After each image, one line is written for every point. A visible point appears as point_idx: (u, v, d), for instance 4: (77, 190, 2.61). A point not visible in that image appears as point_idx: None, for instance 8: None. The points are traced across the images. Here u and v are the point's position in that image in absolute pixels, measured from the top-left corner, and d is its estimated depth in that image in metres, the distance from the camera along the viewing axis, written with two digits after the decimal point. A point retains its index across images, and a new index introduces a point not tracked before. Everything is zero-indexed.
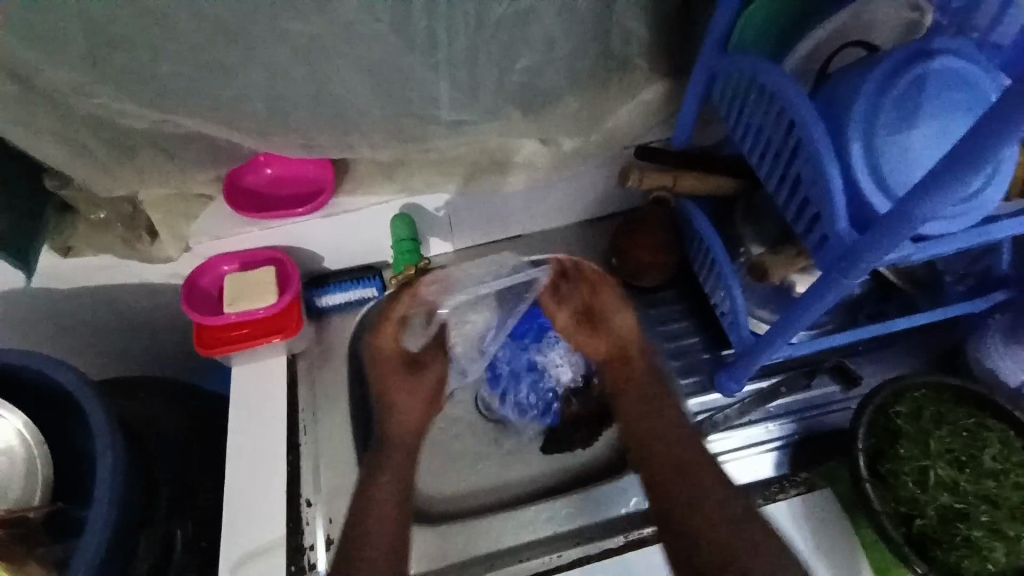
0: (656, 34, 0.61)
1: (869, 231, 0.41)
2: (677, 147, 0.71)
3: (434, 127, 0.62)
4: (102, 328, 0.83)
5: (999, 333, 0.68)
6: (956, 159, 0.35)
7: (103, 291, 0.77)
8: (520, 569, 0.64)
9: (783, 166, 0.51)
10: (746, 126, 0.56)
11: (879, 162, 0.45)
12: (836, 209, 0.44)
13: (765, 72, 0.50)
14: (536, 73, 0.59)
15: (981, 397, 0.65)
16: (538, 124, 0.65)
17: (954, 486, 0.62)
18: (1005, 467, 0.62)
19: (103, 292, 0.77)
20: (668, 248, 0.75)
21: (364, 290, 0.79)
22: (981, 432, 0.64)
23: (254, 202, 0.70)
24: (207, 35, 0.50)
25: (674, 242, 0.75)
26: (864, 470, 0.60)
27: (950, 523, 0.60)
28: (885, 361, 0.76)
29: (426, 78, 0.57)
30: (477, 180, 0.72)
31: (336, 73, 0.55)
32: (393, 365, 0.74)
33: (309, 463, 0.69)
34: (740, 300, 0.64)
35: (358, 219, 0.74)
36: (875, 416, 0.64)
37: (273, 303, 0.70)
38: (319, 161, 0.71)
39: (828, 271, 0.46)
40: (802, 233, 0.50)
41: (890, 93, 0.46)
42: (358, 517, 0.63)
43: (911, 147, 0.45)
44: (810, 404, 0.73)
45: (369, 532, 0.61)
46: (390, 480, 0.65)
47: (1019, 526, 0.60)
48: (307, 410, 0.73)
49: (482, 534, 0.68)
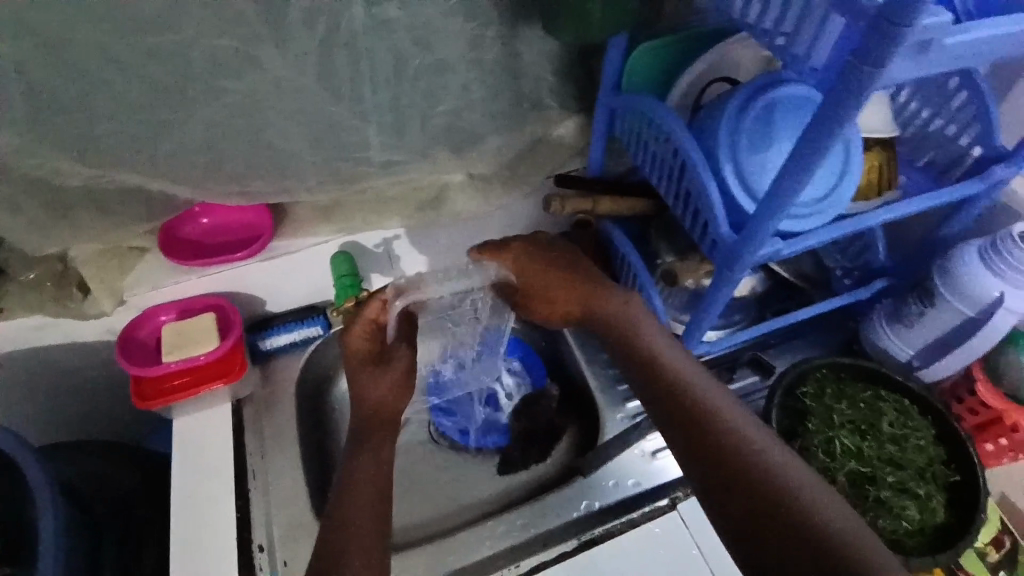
0: (563, 78, 0.69)
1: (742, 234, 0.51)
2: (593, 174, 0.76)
3: (367, 168, 0.66)
4: (29, 395, 0.80)
5: (884, 317, 0.80)
6: (790, 172, 0.46)
7: (32, 353, 0.75)
8: None
9: (676, 185, 0.60)
10: (644, 152, 0.65)
11: (746, 177, 0.54)
12: (717, 218, 0.54)
13: (653, 108, 0.59)
14: (457, 115, 0.65)
15: (874, 374, 0.79)
16: (466, 160, 0.71)
17: (861, 453, 0.75)
18: (902, 432, 0.75)
19: (31, 355, 0.75)
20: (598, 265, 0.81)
21: (308, 329, 0.78)
22: (877, 403, 0.77)
23: (192, 250, 0.71)
24: (146, 93, 0.52)
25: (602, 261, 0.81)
26: None
27: (862, 486, 0.73)
28: (794, 350, 0.89)
29: (356, 125, 0.61)
30: (413, 216, 0.76)
31: (273, 124, 0.58)
32: (362, 362, 0.70)
33: (262, 505, 0.69)
34: (661, 310, 0.73)
35: (299, 259, 0.76)
36: (786, 399, 0.77)
37: (214, 348, 0.69)
38: (257, 208, 0.73)
39: (720, 269, 0.56)
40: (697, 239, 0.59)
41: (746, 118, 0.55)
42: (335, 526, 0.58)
43: (768, 163, 0.55)
44: (735, 395, 0.83)
45: (349, 539, 0.57)
46: (369, 479, 0.62)
47: (925, 484, 0.72)
48: (256, 452, 0.72)
49: (442, 555, 0.69)
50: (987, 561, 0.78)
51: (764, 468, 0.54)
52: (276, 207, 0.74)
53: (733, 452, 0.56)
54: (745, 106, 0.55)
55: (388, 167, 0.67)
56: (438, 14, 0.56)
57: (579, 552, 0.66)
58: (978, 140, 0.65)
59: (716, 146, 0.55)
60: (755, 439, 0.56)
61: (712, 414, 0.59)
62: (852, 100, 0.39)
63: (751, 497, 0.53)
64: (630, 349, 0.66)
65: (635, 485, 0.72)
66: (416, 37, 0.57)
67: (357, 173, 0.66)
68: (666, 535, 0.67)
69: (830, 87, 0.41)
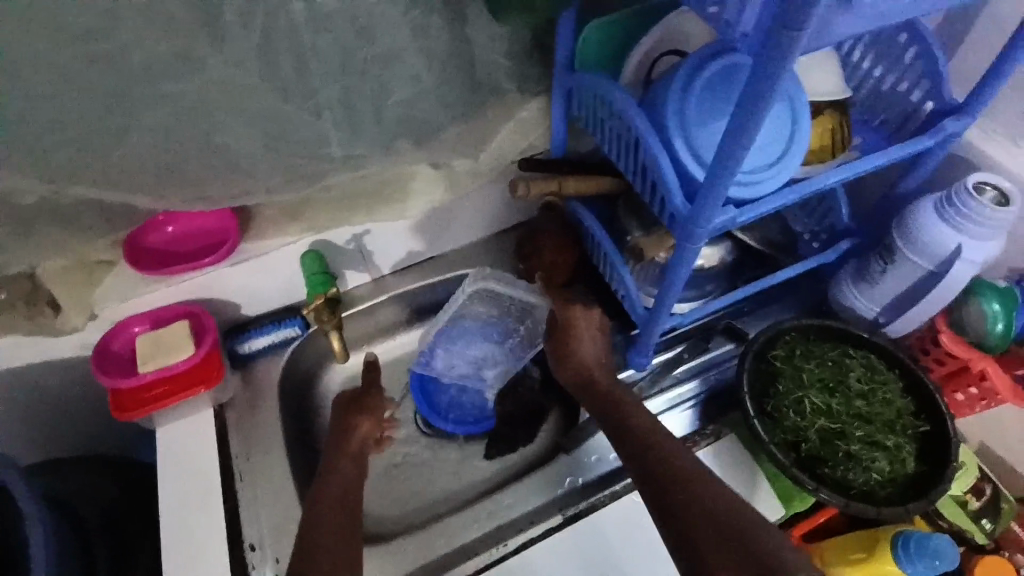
0: (517, 61, 0.69)
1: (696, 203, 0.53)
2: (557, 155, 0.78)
3: (326, 164, 0.66)
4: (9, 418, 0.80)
5: (851, 277, 0.82)
6: (733, 139, 0.47)
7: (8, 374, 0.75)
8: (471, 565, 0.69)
9: (632, 161, 0.62)
10: (601, 132, 0.67)
11: (697, 150, 0.56)
12: (671, 190, 0.55)
13: (603, 86, 0.60)
14: (412, 105, 0.65)
15: (840, 332, 0.82)
16: (429, 151, 0.71)
17: (829, 410, 0.78)
18: (868, 386, 0.79)
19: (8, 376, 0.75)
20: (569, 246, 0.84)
21: (286, 330, 0.80)
22: (843, 360, 0.80)
23: (161, 259, 0.72)
24: (91, 104, 0.52)
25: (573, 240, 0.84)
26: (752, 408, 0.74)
27: (831, 442, 0.76)
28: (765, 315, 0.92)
29: (310, 123, 0.61)
30: (381, 210, 0.77)
31: (225, 127, 0.58)
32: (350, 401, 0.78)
33: (250, 505, 0.71)
34: (632, 284, 0.75)
35: (271, 261, 0.78)
36: (758, 363, 0.80)
37: (190, 355, 0.71)
38: (221, 213, 0.74)
39: (678, 239, 0.57)
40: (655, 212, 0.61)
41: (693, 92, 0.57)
42: (313, 527, 0.63)
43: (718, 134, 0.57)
44: (710, 364, 0.87)
45: (318, 539, 0.61)
46: (336, 489, 0.67)
47: (893, 436, 0.76)
48: (242, 455, 0.74)
49: (432, 540, 0.72)
50: (968, 509, 0.84)
51: (722, 518, 0.57)
52: (240, 211, 0.76)
53: (700, 493, 0.59)
54: (692, 81, 0.57)
55: (348, 164, 0.67)
56: (380, 3, 0.56)
57: (565, 525, 0.71)
58: (928, 95, 0.69)
59: (667, 121, 0.57)
60: (723, 498, 0.58)
61: (676, 459, 0.63)
62: (778, 64, 0.41)
63: (719, 530, 0.56)
64: (619, 412, 0.71)
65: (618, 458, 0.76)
66: (358, 27, 0.57)
67: (317, 171, 0.66)
68: None
69: (759, 53, 0.43)
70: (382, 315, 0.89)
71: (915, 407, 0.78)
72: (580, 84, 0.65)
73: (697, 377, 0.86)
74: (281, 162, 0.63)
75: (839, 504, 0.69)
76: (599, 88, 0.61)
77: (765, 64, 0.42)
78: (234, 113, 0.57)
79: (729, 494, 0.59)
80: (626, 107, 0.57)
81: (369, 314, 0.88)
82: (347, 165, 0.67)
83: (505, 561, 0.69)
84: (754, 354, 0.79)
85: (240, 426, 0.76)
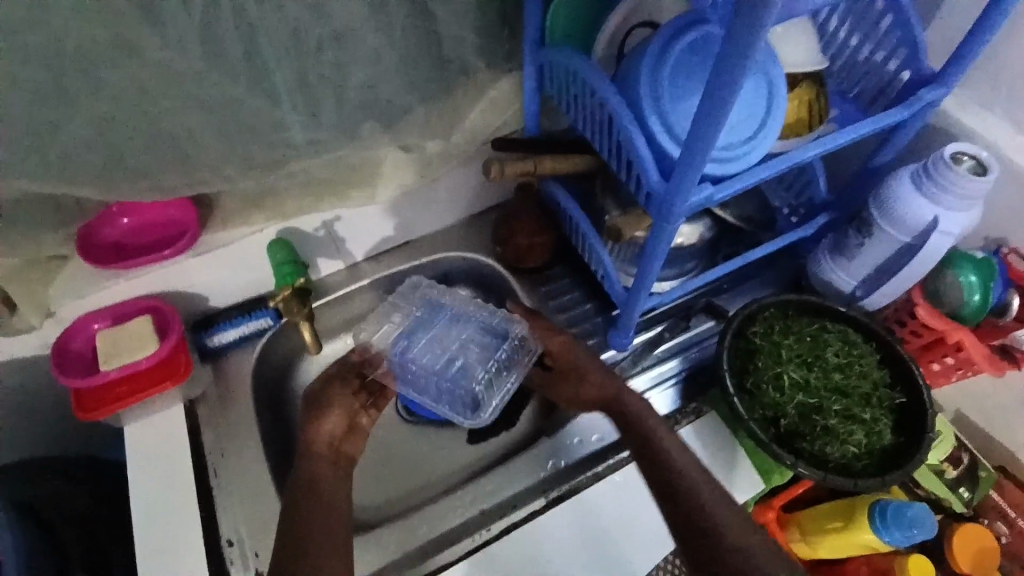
0: (485, 40, 0.70)
1: (672, 182, 0.52)
2: (527, 137, 0.77)
3: (288, 149, 0.67)
4: None
5: (829, 251, 0.85)
6: (707, 115, 0.46)
7: None
8: (453, 553, 0.70)
9: (606, 140, 0.60)
10: (574, 109, 0.64)
11: (672, 126, 0.55)
12: (646, 169, 0.54)
13: (573, 61, 0.58)
14: (374, 86, 0.67)
15: (818, 306, 0.84)
16: (396, 134, 0.72)
17: (807, 385, 0.80)
18: (847, 360, 0.81)
19: None
20: (545, 227, 0.86)
21: (257, 321, 0.79)
22: (821, 335, 0.82)
23: (119, 252, 0.70)
24: (33, 96, 0.53)
25: (549, 220, 0.86)
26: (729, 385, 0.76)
27: (809, 416, 0.78)
28: (747, 291, 0.94)
29: (268, 108, 0.63)
30: (348, 196, 0.78)
31: (173, 113, 0.59)
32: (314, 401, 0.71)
33: (225, 501, 0.71)
34: (609, 263, 0.77)
35: (235, 251, 0.78)
36: (737, 341, 0.82)
37: (154, 352, 0.70)
38: (180, 202, 0.72)
39: (655, 221, 0.57)
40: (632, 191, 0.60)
41: (665, 66, 0.55)
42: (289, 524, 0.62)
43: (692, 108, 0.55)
44: (692, 342, 0.88)
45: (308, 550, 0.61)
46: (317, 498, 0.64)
47: (871, 409, 0.78)
48: (215, 452, 0.74)
49: (411, 530, 0.72)
50: (945, 477, 0.89)
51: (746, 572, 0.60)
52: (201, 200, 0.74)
53: (728, 549, 0.62)
54: (664, 53, 0.56)
55: (310, 146, 0.68)
56: None
57: (548, 508, 0.72)
58: (905, 64, 0.68)
59: (639, 96, 0.55)
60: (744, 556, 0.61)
61: (706, 506, 0.64)
62: (753, 33, 0.40)
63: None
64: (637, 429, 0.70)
65: (601, 439, 0.76)
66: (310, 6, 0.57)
67: (278, 158, 0.68)
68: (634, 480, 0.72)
69: (732, 21, 0.42)
70: (358, 303, 0.87)
71: (890, 377, 0.81)
72: (551, 60, 0.63)
73: (678, 355, 0.86)
74: (244, 148, 0.65)
75: (816, 477, 0.72)
76: (569, 65, 0.60)
77: (734, 35, 0.41)
78: (190, 98, 0.58)
79: (758, 555, 0.62)
80: (597, 83, 0.56)
81: (343, 303, 0.86)
82: (308, 149, 0.68)
83: (487, 547, 0.69)
84: (732, 331, 0.80)
85: (213, 420, 0.76)
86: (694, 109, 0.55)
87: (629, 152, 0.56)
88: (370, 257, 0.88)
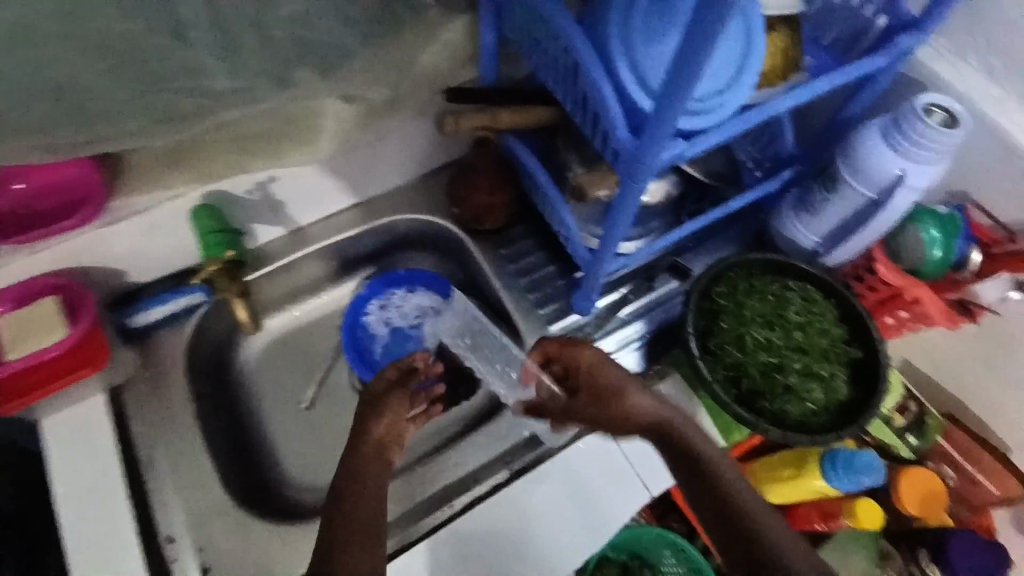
0: None
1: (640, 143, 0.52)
2: (490, 84, 0.86)
3: (202, 97, 0.67)
4: None
5: (791, 207, 0.91)
6: (681, 72, 0.46)
7: None
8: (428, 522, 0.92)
9: (573, 90, 0.60)
10: (542, 61, 0.63)
11: (642, 76, 0.55)
12: (614, 128, 0.54)
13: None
14: (305, 23, 0.67)
15: (784, 267, 0.94)
16: (336, 83, 0.74)
17: (768, 344, 0.92)
18: (806, 319, 0.92)
19: None
20: (500, 186, 0.97)
21: (189, 297, 0.96)
22: (783, 295, 0.93)
23: (22, 224, 0.80)
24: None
25: (501, 178, 0.96)
26: (694, 348, 0.88)
27: (771, 374, 0.90)
28: (713, 246, 1.05)
29: (179, 48, 0.62)
30: (282, 155, 0.85)
31: (55, 52, 0.59)
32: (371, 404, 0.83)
33: (161, 489, 0.89)
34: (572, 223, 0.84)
35: (152, 216, 0.86)
36: (703, 303, 0.92)
37: (63, 338, 0.81)
38: (80, 163, 0.79)
39: (620, 185, 0.57)
40: (598, 148, 0.60)
41: (635, 14, 0.56)
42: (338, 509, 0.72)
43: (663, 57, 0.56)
44: (654, 302, 1.03)
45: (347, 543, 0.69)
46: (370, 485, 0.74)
47: (828, 365, 0.90)
48: (148, 445, 0.90)
49: (423, 481, 0.96)
50: (894, 425, 1.07)
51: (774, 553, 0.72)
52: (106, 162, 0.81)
53: (761, 535, 0.73)
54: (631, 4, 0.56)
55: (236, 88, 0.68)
56: None
57: (509, 481, 0.93)
58: (883, 10, 0.68)
59: (609, 44, 0.55)
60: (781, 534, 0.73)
61: (733, 494, 0.76)
62: None
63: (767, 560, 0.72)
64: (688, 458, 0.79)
65: None
66: None
67: (196, 108, 0.68)
68: (589, 452, 0.92)
69: None
70: (301, 271, 1.06)
71: (846, 335, 0.92)
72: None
73: (642, 313, 1.02)
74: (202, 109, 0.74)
75: (775, 436, 0.84)
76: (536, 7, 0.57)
77: None
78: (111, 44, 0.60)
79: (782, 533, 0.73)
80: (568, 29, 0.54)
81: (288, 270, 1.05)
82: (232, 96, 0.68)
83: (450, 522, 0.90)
84: (698, 293, 0.91)
85: (139, 400, 0.93)
86: (661, 58, 0.55)
87: (594, 102, 0.56)
88: (314, 222, 1.05)
